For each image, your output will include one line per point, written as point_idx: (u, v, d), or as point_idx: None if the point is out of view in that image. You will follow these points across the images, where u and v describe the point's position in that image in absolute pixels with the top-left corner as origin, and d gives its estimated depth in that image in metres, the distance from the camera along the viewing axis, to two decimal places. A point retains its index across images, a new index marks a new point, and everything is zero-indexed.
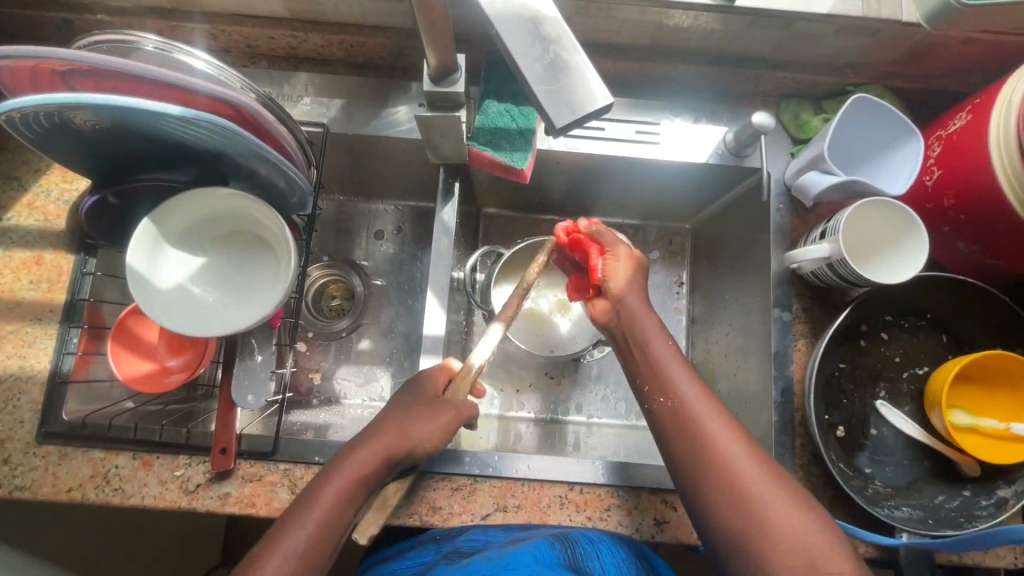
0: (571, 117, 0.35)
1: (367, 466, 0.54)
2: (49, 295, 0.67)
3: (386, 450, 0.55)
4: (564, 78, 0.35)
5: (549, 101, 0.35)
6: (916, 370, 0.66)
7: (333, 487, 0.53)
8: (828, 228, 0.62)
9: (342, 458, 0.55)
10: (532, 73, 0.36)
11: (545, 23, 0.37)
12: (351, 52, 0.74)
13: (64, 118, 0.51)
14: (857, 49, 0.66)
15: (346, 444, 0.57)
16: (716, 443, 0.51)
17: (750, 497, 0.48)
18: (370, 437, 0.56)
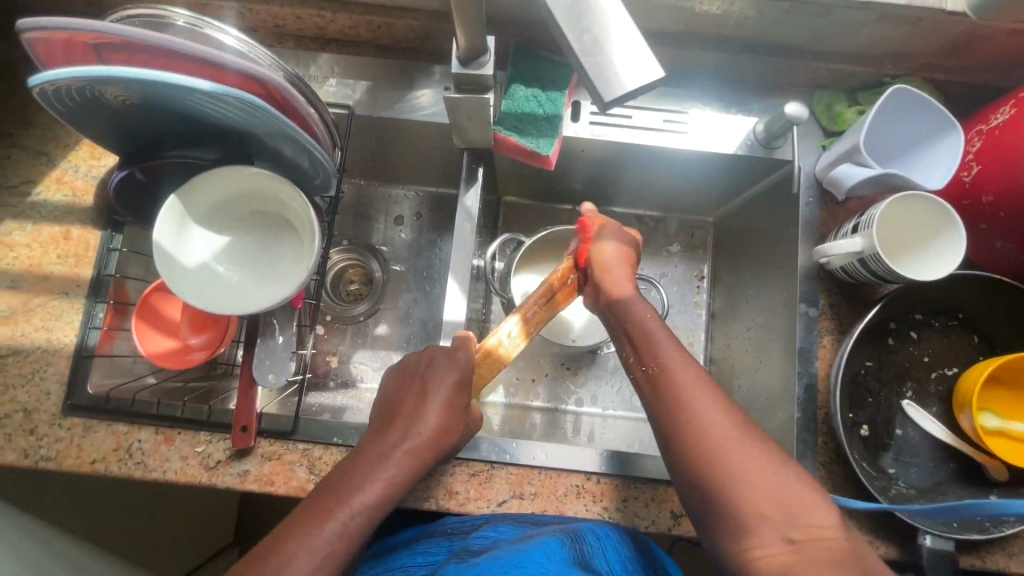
0: (620, 92, 0.34)
1: (400, 479, 0.54)
2: (77, 270, 0.68)
3: (421, 462, 0.55)
4: (614, 50, 0.35)
5: (598, 75, 0.35)
6: (945, 370, 0.65)
7: (367, 495, 0.52)
8: (861, 223, 0.60)
9: (377, 465, 0.53)
10: (580, 45, 0.35)
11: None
12: (378, 34, 0.74)
13: (96, 92, 0.52)
14: (898, 38, 0.64)
15: (370, 450, 0.55)
16: (726, 429, 0.49)
17: (766, 485, 0.46)
18: (402, 448, 0.54)
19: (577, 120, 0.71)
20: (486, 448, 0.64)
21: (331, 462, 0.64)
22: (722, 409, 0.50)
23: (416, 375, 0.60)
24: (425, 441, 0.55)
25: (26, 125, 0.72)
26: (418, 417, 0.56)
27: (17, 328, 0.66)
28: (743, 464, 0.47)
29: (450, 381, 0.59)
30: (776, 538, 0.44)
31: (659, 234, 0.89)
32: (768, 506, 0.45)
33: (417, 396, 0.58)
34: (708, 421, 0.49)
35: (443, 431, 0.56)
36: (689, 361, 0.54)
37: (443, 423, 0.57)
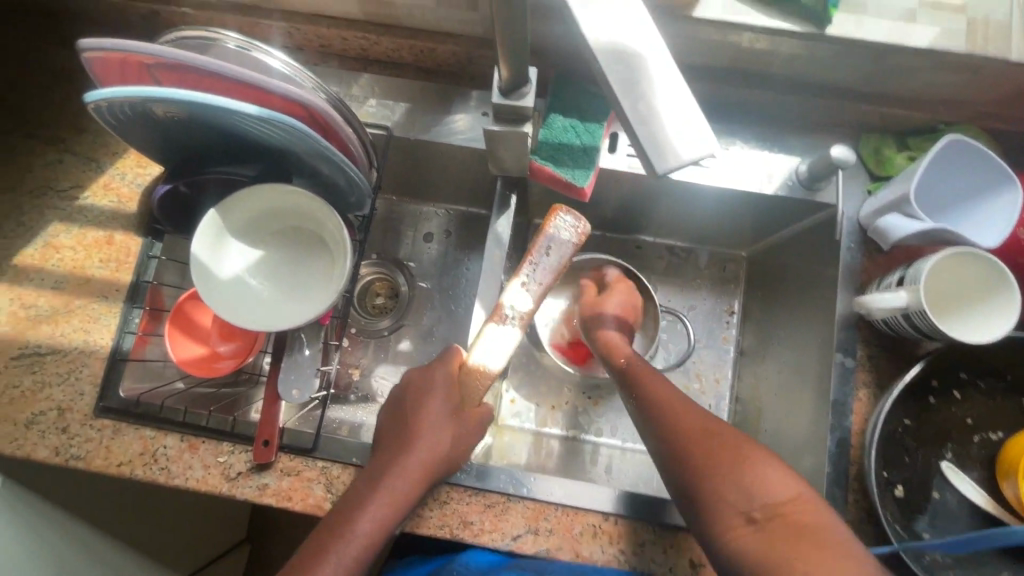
0: (676, 161, 0.33)
1: (402, 495, 0.57)
2: (117, 275, 0.70)
3: (420, 475, 0.58)
4: (671, 121, 0.34)
5: (655, 145, 0.34)
6: (989, 435, 0.62)
7: (368, 518, 0.55)
8: (907, 276, 0.58)
9: (374, 489, 0.57)
10: (635, 113, 0.34)
11: (651, 61, 0.35)
12: (420, 57, 0.75)
13: (148, 110, 0.53)
14: (955, 85, 0.62)
15: (371, 473, 0.59)
16: (689, 433, 0.58)
17: (726, 473, 0.54)
18: (399, 463, 0.58)
19: (614, 152, 0.70)
20: (503, 480, 0.64)
21: (349, 482, 0.64)
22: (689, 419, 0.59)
23: (407, 394, 0.63)
24: (422, 452, 0.58)
25: (79, 131, 0.75)
26: (416, 432, 0.59)
27: (57, 328, 0.68)
28: (709, 465, 0.55)
29: (443, 395, 0.61)
30: (735, 521, 0.52)
31: (689, 266, 0.87)
32: (733, 495, 0.53)
33: (410, 416, 0.61)
34: (673, 423, 0.60)
35: (439, 444, 0.59)
36: (669, 385, 0.65)
37: (442, 439, 0.60)
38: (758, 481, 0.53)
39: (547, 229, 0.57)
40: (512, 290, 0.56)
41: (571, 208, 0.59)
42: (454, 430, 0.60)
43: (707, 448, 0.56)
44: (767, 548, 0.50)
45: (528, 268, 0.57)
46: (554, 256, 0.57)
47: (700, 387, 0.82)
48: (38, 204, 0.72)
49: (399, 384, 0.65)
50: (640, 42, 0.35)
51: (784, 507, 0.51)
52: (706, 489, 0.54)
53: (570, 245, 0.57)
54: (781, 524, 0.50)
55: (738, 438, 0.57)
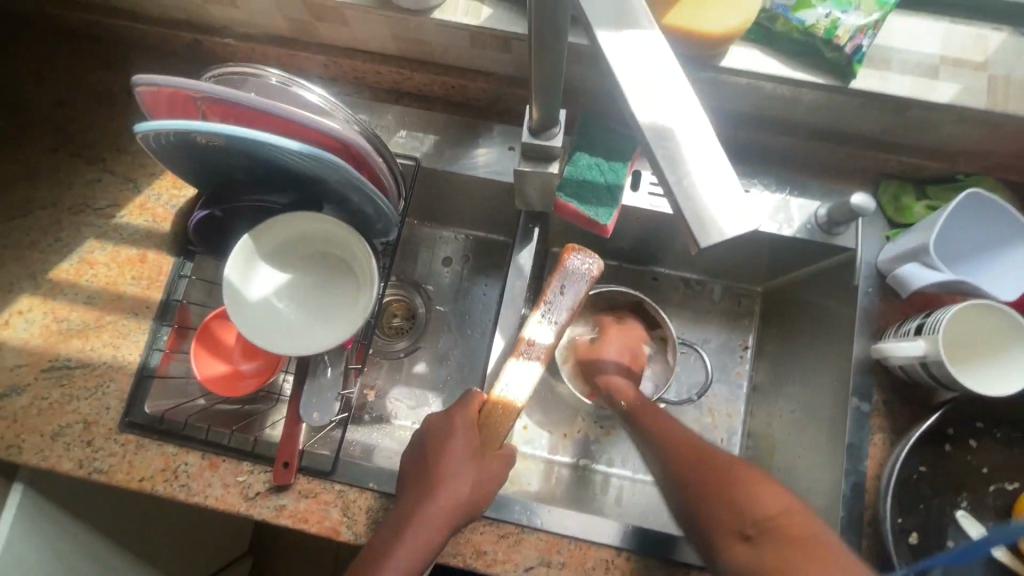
0: (718, 236, 0.31)
1: (426, 542, 0.56)
2: (148, 292, 0.72)
3: (444, 522, 0.57)
4: (715, 196, 0.32)
5: (697, 217, 0.31)
6: (1003, 485, 0.62)
7: (392, 567, 0.54)
8: (925, 324, 0.59)
9: (398, 535, 0.56)
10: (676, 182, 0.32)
11: (692, 131, 0.33)
12: (450, 92, 0.77)
13: (192, 141, 0.56)
14: (974, 139, 0.64)
15: (395, 519, 0.58)
16: (685, 456, 0.60)
17: (724, 492, 0.55)
18: (423, 510, 0.57)
19: (636, 190, 0.72)
20: (518, 511, 0.64)
21: (365, 507, 0.65)
22: (686, 442, 0.61)
23: (428, 438, 0.62)
24: (445, 499, 0.57)
25: (118, 151, 0.77)
26: (437, 475, 0.59)
27: (87, 342, 0.70)
28: (704, 489, 0.56)
29: (464, 439, 0.60)
30: (732, 539, 0.53)
31: (704, 300, 0.88)
32: (727, 515, 0.54)
33: (432, 460, 0.60)
34: (670, 445, 0.61)
35: (461, 489, 0.58)
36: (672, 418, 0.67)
37: (465, 483, 0.58)
38: (749, 498, 0.54)
39: (564, 266, 0.64)
40: (533, 326, 0.63)
41: (585, 247, 0.65)
42: (477, 475, 0.59)
43: (704, 470, 0.58)
44: (759, 564, 0.51)
45: (547, 305, 0.63)
46: (568, 292, 0.64)
47: (712, 422, 0.83)
48: (76, 221, 0.74)
49: (420, 428, 0.64)
50: (682, 112, 0.33)
51: (776, 522, 0.52)
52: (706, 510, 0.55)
53: (583, 281, 0.63)
54: (773, 540, 0.51)
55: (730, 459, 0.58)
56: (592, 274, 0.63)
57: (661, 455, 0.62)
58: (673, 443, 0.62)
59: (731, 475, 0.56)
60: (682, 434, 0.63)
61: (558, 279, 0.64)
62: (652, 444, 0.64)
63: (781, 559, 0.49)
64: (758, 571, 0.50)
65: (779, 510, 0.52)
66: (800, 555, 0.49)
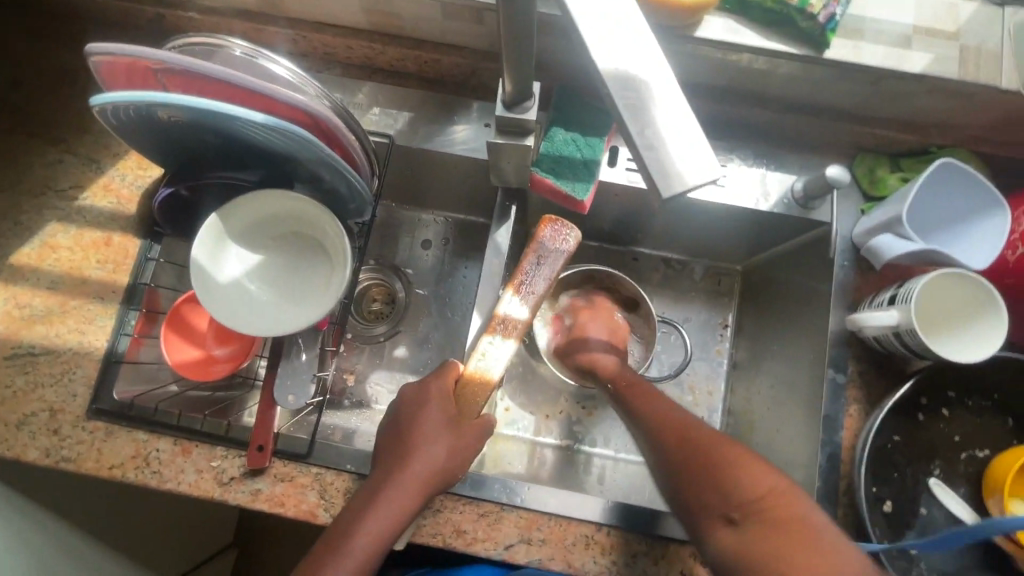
0: (681, 188, 0.31)
1: (399, 509, 0.56)
2: (114, 276, 0.70)
3: (419, 490, 0.57)
4: (680, 150, 0.32)
5: (661, 171, 0.31)
6: (975, 452, 0.63)
7: (364, 534, 0.55)
8: (899, 294, 0.59)
9: (370, 504, 0.57)
10: (640, 135, 0.32)
11: (655, 88, 0.33)
12: (424, 68, 0.75)
13: (153, 114, 0.54)
14: (947, 110, 0.64)
15: (368, 487, 0.58)
16: (670, 435, 0.60)
17: (710, 473, 0.55)
18: (397, 477, 0.57)
19: (613, 166, 0.71)
20: (497, 489, 0.64)
21: (343, 489, 0.64)
22: (673, 421, 0.61)
23: (403, 408, 0.62)
24: (418, 467, 0.58)
25: (80, 131, 0.74)
26: (411, 444, 0.59)
27: (52, 328, 0.67)
28: (693, 469, 0.56)
29: (439, 407, 0.60)
30: (717, 521, 0.53)
31: (685, 279, 0.88)
32: (715, 498, 0.54)
33: (406, 430, 0.60)
34: (656, 421, 0.62)
35: (435, 458, 0.58)
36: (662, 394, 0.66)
37: (439, 452, 0.59)
38: (737, 483, 0.53)
39: (540, 240, 0.63)
40: (507, 302, 0.62)
41: (560, 218, 0.65)
42: (452, 444, 0.59)
43: (696, 452, 0.57)
44: (744, 547, 0.51)
45: (524, 280, 0.62)
46: (544, 265, 0.63)
47: (693, 399, 0.83)
48: (37, 203, 0.71)
49: (396, 398, 0.64)
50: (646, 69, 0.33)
51: (761, 505, 0.52)
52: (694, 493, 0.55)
53: (560, 255, 0.63)
54: (757, 523, 0.51)
55: (724, 442, 0.57)
56: (569, 245, 0.64)
57: (647, 429, 0.62)
58: (660, 421, 0.61)
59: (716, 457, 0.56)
60: (676, 415, 0.62)
61: (534, 253, 0.63)
62: (638, 418, 0.64)
63: (763, 544, 0.49)
64: (740, 553, 0.50)
65: (765, 493, 0.52)
66: (780, 540, 0.49)
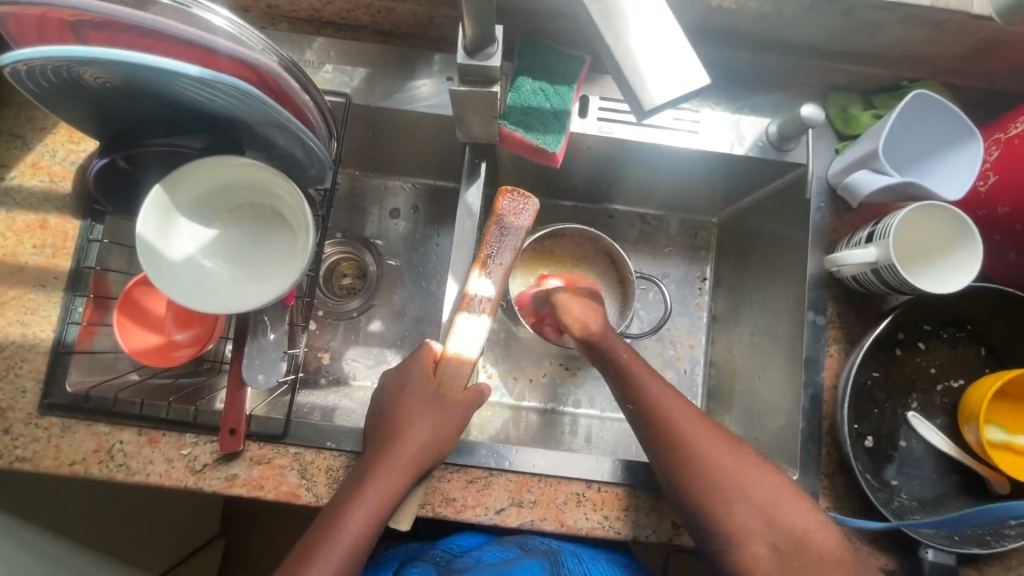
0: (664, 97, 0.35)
1: (386, 493, 0.54)
2: (53, 262, 0.64)
3: (405, 472, 0.55)
4: (662, 59, 0.35)
5: (641, 80, 0.35)
6: (951, 383, 0.64)
7: (354, 520, 0.53)
8: (876, 232, 0.59)
9: (356, 491, 0.54)
10: (617, 46, 0.35)
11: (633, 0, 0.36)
12: (377, 18, 0.70)
13: (74, 73, 0.48)
14: (917, 41, 0.63)
15: (355, 473, 0.56)
16: (681, 434, 0.55)
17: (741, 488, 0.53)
18: (383, 463, 0.55)
19: (584, 116, 0.68)
20: (484, 454, 0.62)
21: (324, 467, 0.62)
22: (680, 413, 0.57)
23: (394, 398, 0.58)
24: (404, 446, 0.56)
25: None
26: (399, 427, 0.57)
27: None
28: (722, 488, 0.53)
29: (420, 391, 0.58)
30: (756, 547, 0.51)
31: (661, 234, 0.86)
32: (748, 520, 0.52)
33: (393, 416, 0.58)
34: (664, 416, 0.56)
35: (423, 442, 0.56)
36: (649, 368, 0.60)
37: (427, 435, 0.57)
38: (758, 494, 0.52)
39: (499, 212, 0.60)
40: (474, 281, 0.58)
41: (517, 188, 0.62)
42: (438, 422, 0.57)
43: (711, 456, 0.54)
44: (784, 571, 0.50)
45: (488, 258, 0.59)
46: (509, 236, 0.60)
47: (675, 354, 0.83)
48: None
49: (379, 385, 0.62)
50: None
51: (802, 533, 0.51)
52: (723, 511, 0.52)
53: (522, 223, 0.60)
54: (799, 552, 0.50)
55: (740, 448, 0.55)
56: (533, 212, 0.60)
57: (648, 412, 0.57)
58: (668, 414, 0.57)
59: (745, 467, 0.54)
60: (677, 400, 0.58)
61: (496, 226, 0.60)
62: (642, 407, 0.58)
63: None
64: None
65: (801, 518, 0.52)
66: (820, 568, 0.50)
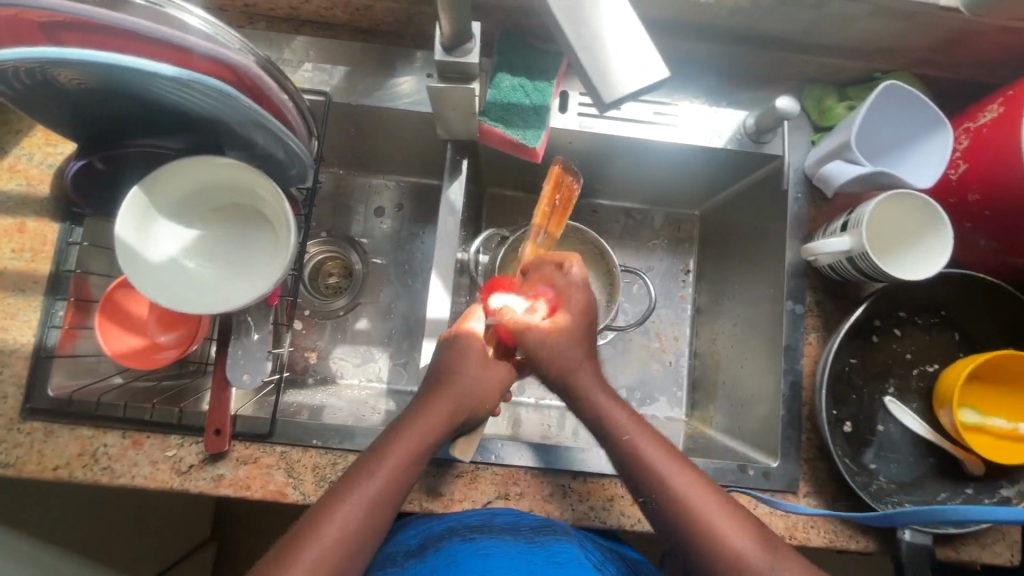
0: (624, 91, 0.35)
1: (428, 433, 0.54)
2: (33, 265, 0.64)
3: (450, 414, 0.55)
4: (622, 53, 0.35)
5: (602, 75, 0.35)
6: (927, 367, 0.66)
7: (400, 448, 0.53)
8: (850, 221, 0.60)
9: (402, 426, 0.54)
10: (577, 39, 0.35)
11: None
12: (356, 16, 0.71)
13: (48, 75, 0.47)
14: (888, 33, 0.64)
15: (404, 408, 0.56)
16: (698, 514, 0.51)
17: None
18: (435, 399, 0.55)
19: (565, 112, 0.69)
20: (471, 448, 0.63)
21: (311, 465, 0.62)
22: (688, 486, 0.52)
23: (449, 347, 0.59)
24: (455, 393, 0.56)
25: None
26: (458, 363, 0.57)
27: None
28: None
29: (480, 341, 0.59)
30: None
31: (645, 227, 0.87)
32: None
33: (456, 354, 0.58)
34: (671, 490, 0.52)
35: (474, 388, 0.57)
36: (649, 432, 0.56)
37: (481, 375, 0.57)
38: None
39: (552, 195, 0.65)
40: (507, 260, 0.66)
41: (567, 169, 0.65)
42: (483, 380, 0.58)
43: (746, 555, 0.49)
44: None
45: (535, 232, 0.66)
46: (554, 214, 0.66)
47: (660, 346, 0.84)
48: None
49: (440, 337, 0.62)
50: None
51: None
52: None
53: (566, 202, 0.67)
54: None
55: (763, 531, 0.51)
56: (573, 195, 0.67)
57: (665, 500, 0.52)
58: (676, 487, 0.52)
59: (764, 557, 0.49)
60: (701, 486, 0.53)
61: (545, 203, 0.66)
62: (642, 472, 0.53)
63: None
64: None
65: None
66: None
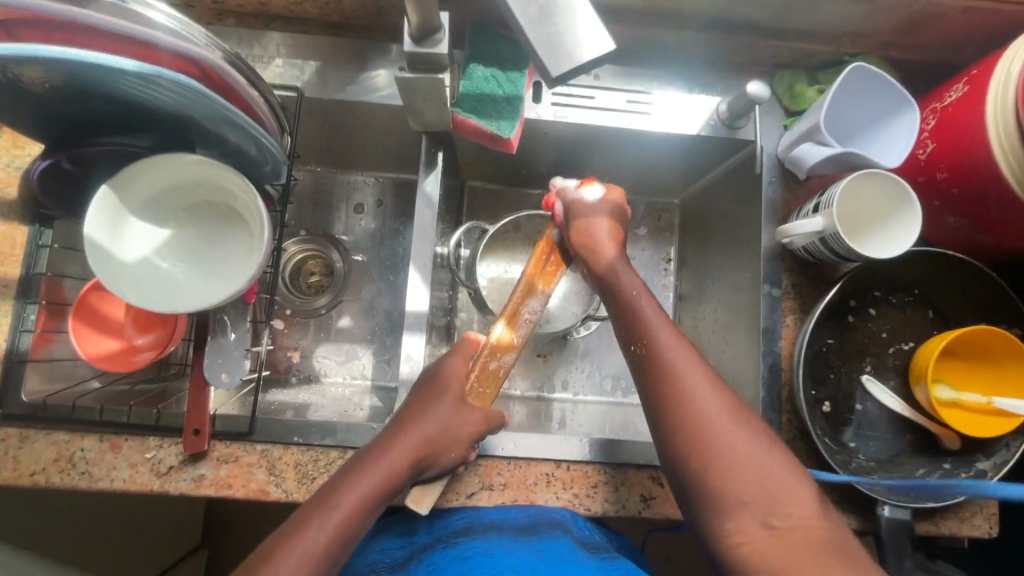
0: (571, 64, 0.36)
1: (390, 473, 0.53)
2: (2, 270, 0.63)
3: (418, 450, 0.55)
4: (567, 26, 0.36)
5: (547, 48, 0.36)
6: (903, 346, 0.67)
7: (364, 479, 0.52)
8: (821, 202, 0.61)
9: (370, 457, 0.54)
10: (526, 16, 0.36)
11: None
12: (327, 11, 0.70)
13: (10, 74, 0.46)
14: (854, 16, 0.65)
15: (369, 444, 0.56)
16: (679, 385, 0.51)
17: (722, 447, 0.49)
18: (402, 436, 0.55)
19: (539, 102, 0.69)
20: None
21: (293, 462, 0.62)
22: (673, 343, 0.53)
23: (422, 390, 0.58)
24: (423, 432, 0.55)
25: None
26: (424, 411, 0.57)
27: None
28: (709, 450, 0.49)
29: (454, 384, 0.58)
30: (754, 524, 0.47)
31: None
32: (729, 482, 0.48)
33: (427, 399, 0.57)
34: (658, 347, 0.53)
35: (445, 433, 0.56)
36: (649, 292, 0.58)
37: (451, 418, 0.57)
38: (749, 459, 0.48)
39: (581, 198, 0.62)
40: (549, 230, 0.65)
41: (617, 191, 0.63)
42: (453, 420, 0.57)
43: (710, 417, 0.50)
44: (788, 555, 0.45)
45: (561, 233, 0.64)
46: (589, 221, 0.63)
47: None
48: None
49: (421, 376, 0.60)
50: None
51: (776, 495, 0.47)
52: (709, 473, 0.49)
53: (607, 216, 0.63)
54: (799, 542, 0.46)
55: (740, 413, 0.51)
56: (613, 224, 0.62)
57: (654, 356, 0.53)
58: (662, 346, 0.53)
59: (737, 427, 0.50)
60: (688, 354, 0.53)
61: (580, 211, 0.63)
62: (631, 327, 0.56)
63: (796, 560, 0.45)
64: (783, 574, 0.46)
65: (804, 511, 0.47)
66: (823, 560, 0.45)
